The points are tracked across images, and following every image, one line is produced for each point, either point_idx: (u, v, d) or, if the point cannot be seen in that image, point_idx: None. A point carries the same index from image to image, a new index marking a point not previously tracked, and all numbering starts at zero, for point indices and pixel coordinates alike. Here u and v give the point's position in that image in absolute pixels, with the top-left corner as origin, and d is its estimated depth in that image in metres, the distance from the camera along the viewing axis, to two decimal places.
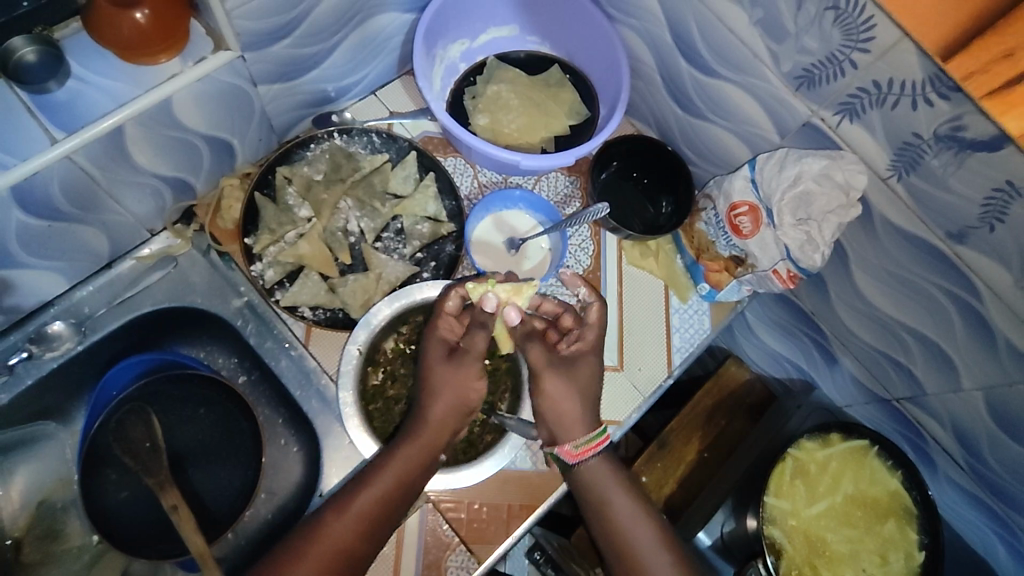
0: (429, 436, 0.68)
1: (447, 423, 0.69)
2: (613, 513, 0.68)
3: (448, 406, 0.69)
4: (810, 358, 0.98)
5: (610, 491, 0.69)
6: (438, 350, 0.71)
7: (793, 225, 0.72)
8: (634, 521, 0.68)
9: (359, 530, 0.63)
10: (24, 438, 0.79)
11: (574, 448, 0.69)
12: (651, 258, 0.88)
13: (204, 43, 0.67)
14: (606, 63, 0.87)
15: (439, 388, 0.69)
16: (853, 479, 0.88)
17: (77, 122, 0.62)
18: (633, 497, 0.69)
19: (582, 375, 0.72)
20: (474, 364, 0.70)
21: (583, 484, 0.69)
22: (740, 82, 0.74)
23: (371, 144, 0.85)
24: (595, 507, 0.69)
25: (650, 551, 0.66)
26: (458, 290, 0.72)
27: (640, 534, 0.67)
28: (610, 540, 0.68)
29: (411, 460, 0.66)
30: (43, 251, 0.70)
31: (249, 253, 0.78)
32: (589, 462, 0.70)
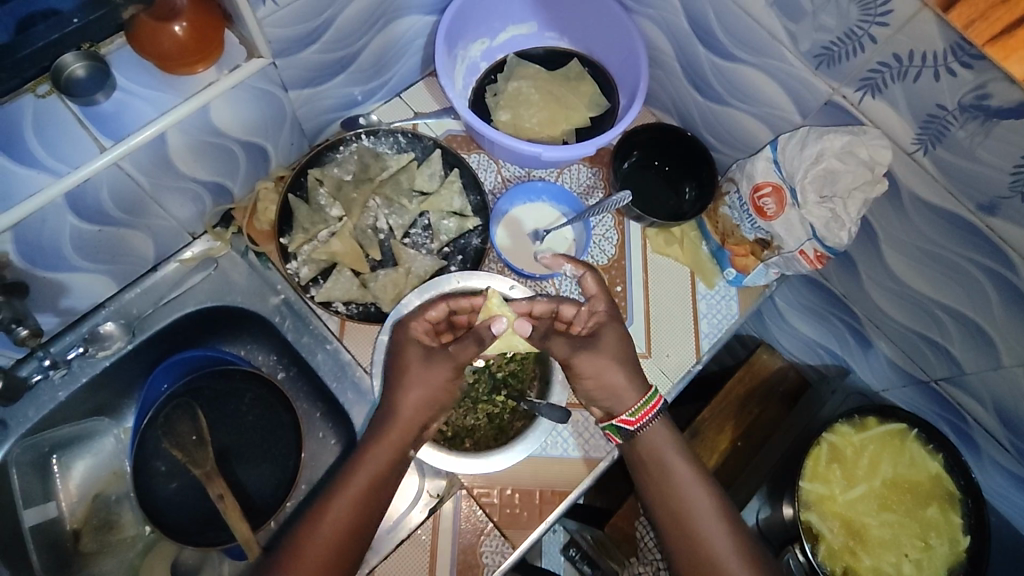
0: (393, 437, 0.68)
1: (411, 421, 0.68)
2: (673, 475, 0.71)
3: (419, 401, 0.68)
4: (843, 342, 0.97)
5: (670, 458, 0.72)
6: (412, 348, 0.71)
7: (817, 203, 0.71)
8: (692, 484, 0.71)
9: (333, 545, 0.64)
10: (79, 435, 0.83)
11: (632, 415, 0.72)
12: (675, 246, 0.88)
13: (237, 52, 0.70)
14: (624, 53, 0.89)
15: (404, 387, 0.69)
16: (892, 462, 0.87)
17: (125, 131, 0.66)
18: (691, 464, 0.72)
19: (608, 345, 0.73)
20: (446, 363, 0.69)
21: (645, 446, 0.72)
22: (760, 65, 0.75)
23: (397, 144, 0.88)
24: (654, 468, 0.72)
25: (708, 515, 0.70)
26: (449, 302, 0.74)
27: (698, 498, 0.70)
28: (668, 502, 0.70)
29: (377, 463, 0.67)
30: (93, 255, 0.74)
31: (284, 252, 0.81)
32: (649, 428, 0.73)
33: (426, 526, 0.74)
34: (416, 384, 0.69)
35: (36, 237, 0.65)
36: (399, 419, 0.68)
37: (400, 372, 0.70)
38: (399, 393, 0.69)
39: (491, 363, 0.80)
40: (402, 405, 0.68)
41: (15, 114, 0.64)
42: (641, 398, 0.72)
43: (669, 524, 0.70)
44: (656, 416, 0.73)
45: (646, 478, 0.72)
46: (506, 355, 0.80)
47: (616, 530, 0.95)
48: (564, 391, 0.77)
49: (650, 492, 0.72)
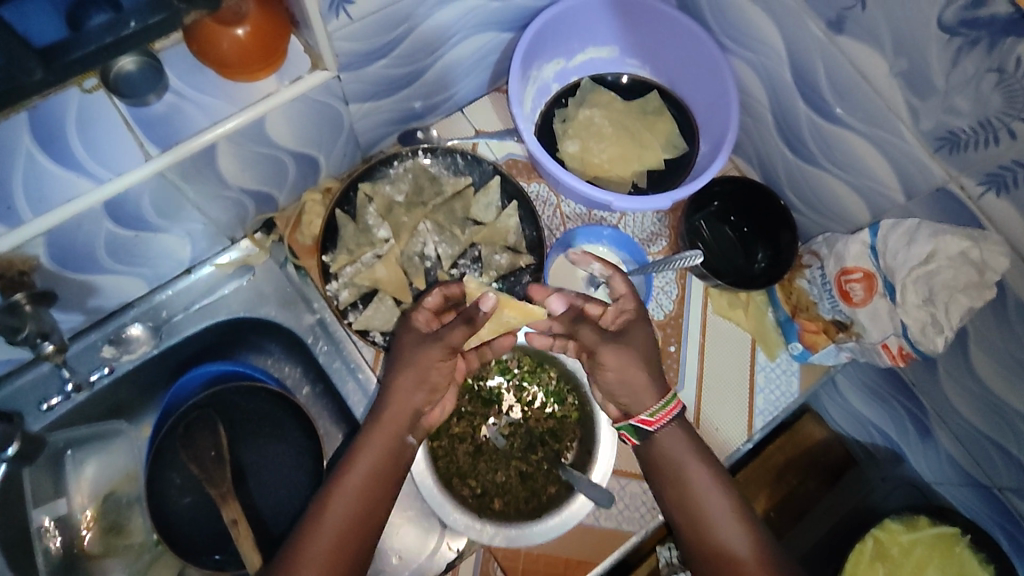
0: (386, 428, 0.63)
1: (404, 409, 0.64)
2: (691, 483, 0.64)
3: (411, 383, 0.64)
4: (901, 428, 0.90)
5: (688, 463, 0.65)
6: (408, 335, 0.67)
7: (917, 306, 0.63)
8: (715, 494, 0.64)
9: (341, 548, 0.59)
10: (96, 434, 0.80)
11: (649, 415, 0.64)
12: (740, 310, 0.82)
13: (300, 60, 0.64)
14: (711, 94, 0.81)
15: (395, 370, 0.64)
16: (940, 566, 0.80)
17: (174, 139, 0.61)
18: (713, 469, 0.65)
19: (636, 340, 0.65)
20: (436, 344, 0.64)
21: (659, 451, 0.66)
22: (868, 135, 0.68)
23: (455, 165, 0.82)
24: (671, 477, 0.65)
25: (731, 525, 0.62)
26: (442, 289, 0.71)
27: (722, 510, 0.63)
28: (689, 512, 0.64)
29: (375, 454, 0.62)
30: (127, 257, 0.69)
31: (325, 272, 0.77)
32: (667, 429, 0.66)
33: None
34: (409, 370, 0.64)
35: (69, 241, 0.61)
36: (394, 410, 0.64)
37: (396, 359, 0.66)
38: (391, 382, 0.64)
39: (529, 417, 0.75)
40: (394, 389, 0.64)
41: (58, 108, 0.59)
42: (663, 399, 0.65)
43: (690, 536, 0.63)
44: (674, 418, 0.66)
45: (664, 483, 0.66)
46: (547, 411, 0.75)
47: None
48: (610, 464, 0.70)
49: (669, 499, 0.66)
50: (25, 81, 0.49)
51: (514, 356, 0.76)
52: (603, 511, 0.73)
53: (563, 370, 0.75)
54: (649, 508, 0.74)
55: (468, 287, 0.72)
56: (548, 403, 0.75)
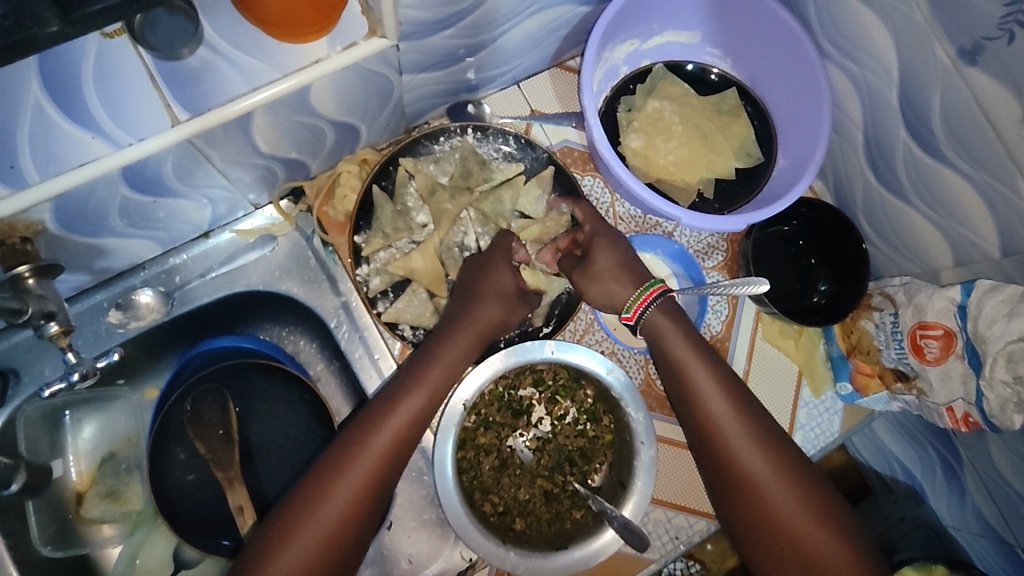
0: (461, 341, 0.64)
1: (479, 333, 0.65)
2: (686, 369, 0.62)
3: (494, 319, 0.66)
4: (928, 471, 0.87)
5: (676, 345, 0.63)
6: (497, 271, 0.68)
7: (1004, 382, 0.58)
8: (704, 372, 0.62)
9: (394, 448, 0.58)
10: (93, 395, 0.75)
11: (626, 311, 0.66)
12: (790, 339, 0.77)
13: (355, 23, 0.56)
14: (798, 103, 0.74)
15: (482, 302, 0.66)
16: None
17: (204, 103, 0.53)
18: (705, 356, 0.63)
19: (601, 254, 0.68)
20: (522, 303, 0.69)
21: (648, 336, 0.65)
22: (975, 180, 0.61)
23: (507, 149, 0.75)
24: (667, 363, 0.63)
25: (727, 414, 0.60)
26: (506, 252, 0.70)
27: (715, 402, 0.61)
28: (686, 403, 0.62)
29: (444, 368, 0.63)
30: (140, 222, 0.62)
31: (356, 254, 0.71)
32: (653, 311, 0.65)
33: None
34: (497, 300, 0.67)
35: (80, 207, 0.54)
36: (472, 329, 0.65)
37: (479, 285, 0.68)
38: (472, 306, 0.66)
39: (559, 433, 0.71)
40: (476, 316, 0.66)
41: (72, 55, 0.50)
42: (636, 288, 0.66)
43: (690, 424, 0.62)
44: (658, 300, 0.65)
45: (662, 369, 0.64)
46: (578, 428, 0.71)
47: None
48: (645, 500, 0.64)
49: (671, 390, 0.64)
50: (39, 32, 0.41)
51: (549, 368, 0.71)
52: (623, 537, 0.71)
53: (601, 389, 0.69)
54: (670, 538, 0.72)
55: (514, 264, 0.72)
56: (581, 420, 0.71)
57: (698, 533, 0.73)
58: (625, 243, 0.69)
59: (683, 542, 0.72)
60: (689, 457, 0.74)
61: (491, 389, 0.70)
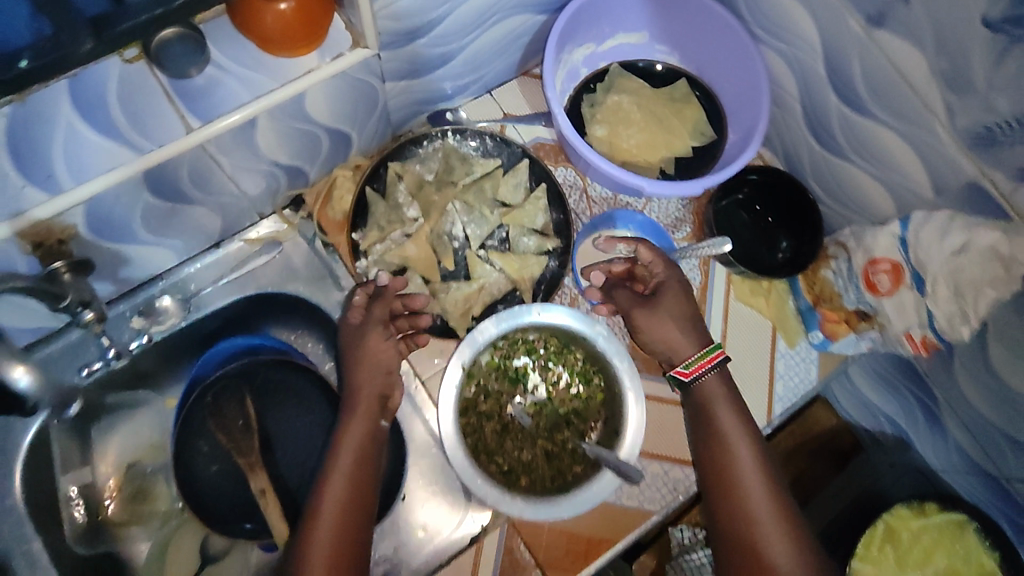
0: (358, 410, 0.67)
1: (369, 391, 0.68)
2: (723, 431, 0.68)
3: (369, 374, 0.69)
4: (911, 416, 0.93)
5: (719, 410, 0.69)
6: (351, 334, 0.72)
7: (946, 296, 0.64)
8: (741, 441, 0.67)
9: (342, 525, 0.60)
10: (119, 403, 0.81)
11: (684, 366, 0.71)
12: (761, 297, 0.84)
13: (341, 38, 0.64)
14: (740, 84, 0.82)
15: (355, 365, 0.70)
16: (947, 553, 0.83)
17: (215, 112, 0.61)
18: (745, 425, 0.69)
19: (669, 304, 0.73)
20: (380, 331, 0.71)
21: (697, 400, 0.71)
22: (900, 130, 0.68)
23: (484, 147, 0.83)
24: (704, 422, 0.69)
25: (754, 480, 0.65)
26: (363, 288, 0.74)
27: (748, 473, 0.66)
28: (714, 457, 0.67)
29: (357, 438, 0.65)
30: (159, 230, 0.70)
31: (355, 249, 0.78)
32: (708, 377, 0.71)
33: (467, 556, 0.72)
34: (361, 359, 0.70)
35: (108, 212, 0.61)
36: (356, 395, 0.68)
37: (349, 355, 0.71)
38: (352, 373, 0.69)
39: (554, 397, 0.76)
40: (355, 382, 0.69)
41: (98, 79, 0.59)
42: (701, 351, 0.72)
43: (713, 479, 0.67)
44: (716, 367, 0.71)
45: (697, 425, 0.70)
46: (572, 392, 0.76)
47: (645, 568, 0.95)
48: (637, 444, 0.72)
49: (701, 447, 0.69)
50: (76, 48, 0.49)
51: (541, 338, 0.77)
52: (625, 490, 0.75)
53: (590, 351, 0.76)
54: (670, 489, 0.77)
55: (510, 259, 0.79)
56: (574, 383, 0.77)
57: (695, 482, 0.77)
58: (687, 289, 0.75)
59: (682, 491, 0.77)
60: (677, 411, 0.79)
61: (488, 360, 0.75)
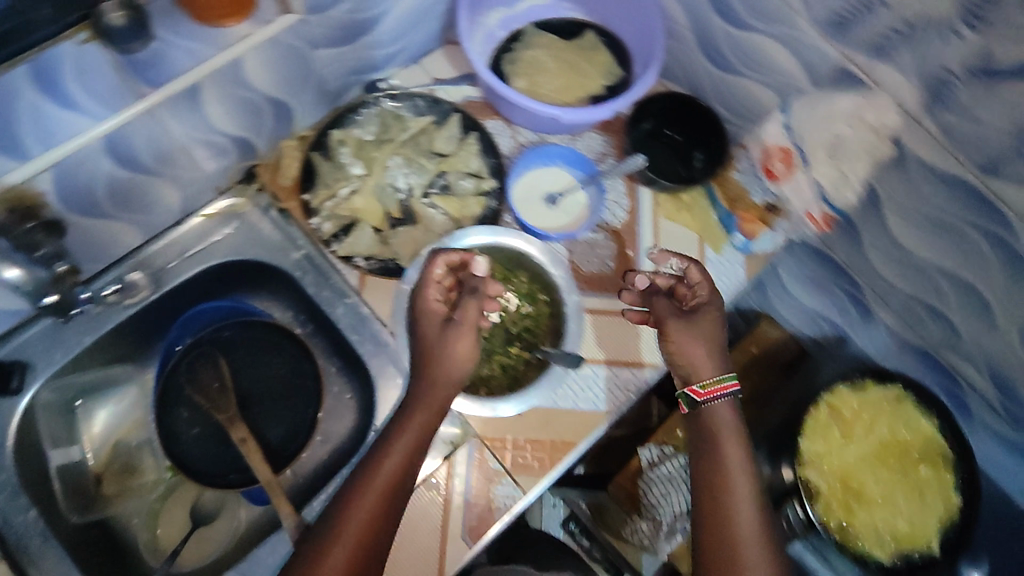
0: (418, 419, 0.68)
1: (438, 397, 0.69)
2: (724, 456, 0.71)
3: (447, 376, 0.69)
4: (844, 312, 1.00)
5: (727, 440, 0.72)
6: (427, 320, 0.71)
7: (826, 162, 0.78)
8: (740, 473, 0.71)
9: (367, 532, 0.63)
10: (102, 381, 0.85)
11: (699, 386, 0.74)
12: (685, 212, 0.91)
13: (270, 8, 0.73)
14: (638, 24, 0.92)
15: (431, 361, 0.69)
16: (888, 423, 0.89)
17: (162, 78, 0.68)
18: (747, 454, 0.72)
19: (707, 327, 0.76)
20: (465, 332, 0.70)
21: (705, 422, 0.73)
22: (773, 33, 0.77)
23: (417, 107, 0.90)
24: (707, 443, 0.72)
25: (746, 506, 0.69)
26: (445, 258, 0.73)
27: (742, 500, 0.69)
28: (712, 480, 0.70)
29: (408, 446, 0.67)
30: (123, 203, 0.76)
31: (307, 208, 0.84)
32: (719, 404, 0.74)
33: (440, 472, 0.77)
34: (430, 352, 0.69)
35: (73, 178, 0.68)
36: (429, 401, 0.68)
37: (417, 343, 0.71)
38: (420, 374, 0.70)
39: (506, 319, 0.82)
40: (432, 383, 0.69)
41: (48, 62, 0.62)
42: (718, 375, 0.74)
43: (704, 494, 0.71)
44: (729, 397, 0.74)
45: (699, 446, 0.73)
46: (522, 312, 0.82)
47: (620, 488, 0.98)
48: (578, 338, 0.81)
49: (699, 467, 0.72)
50: None
51: (487, 266, 0.84)
52: (582, 393, 0.81)
53: (533, 271, 0.83)
54: (621, 390, 0.83)
55: (450, 201, 0.87)
56: (523, 303, 0.83)
57: (645, 380, 0.83)
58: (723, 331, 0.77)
59: (633, 390, 0.83)
60: (620, 319, 0.86)
61: None
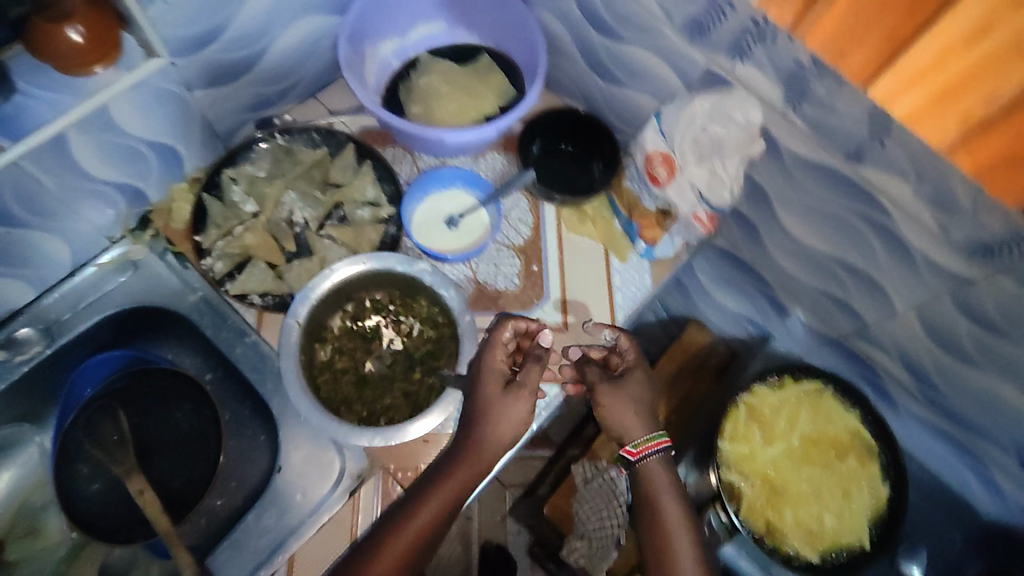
0: (460, 477, 0.67)
1: (481, 461, 0.67)
2: (661, 514, 0.71)
3: (496, 444, 0.68)
4: (763, 311, 1.00)
5: (663, 495, 0.72)
6: (492, 374, 0.70)
7: (696, 164, 0.77)
8: (681, 531, 0.70)
9: None
10: (1, 442, 0.83)
11: (632, 446, 0.74)
12: (589, 224, 0.91)
13: (137, 54, 0.72)
14: (525, 44, 0.93)
15: (489, 419, 0.68)
16: (810, 418, 0.88)
17: (25, 131, 0.68)
18: (685, 508, 0.72)
19: (634, 388, 0.77)
20: (522, 396, 0.69)
21: (639, 478, 0.74)
22: (643, 42, 0.79)
23: (312, 141, 0.89)
24: (647, 500, 0.72)
25: (693, 569, 0.68)
26: (513, 323, 0.74)
27: (682, 560, 0.68)
28: (655, 544, 0.70)
29: (440, 504, 0.66)
30: (4, 259, 0.75)
31: (199, 249, 0.83)
32: (651, 461, 0.74)
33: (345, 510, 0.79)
34: (521, 402, 0.69)
35: None
36: (478, 457, 0.67)
37: (478, 402, 0.69)
38: (475, 429, 0.68)
39: (407, 345, 0.81)
40: (485, 439, 0.67)
41: None
42: (649, 433, 0.75)
43: (650, 552, 0.70)
44: (660, 453, 0.74)
45: (639, 504, 0.73)
46: (423, 337, 0.81)
47: (555, 508, 0.96)
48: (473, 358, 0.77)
49: (641, 522, 0.72)
50: None
51: (386, 293, 0.82)
52: None
53: (432, 295, 0.81)
54: (528, 407, 0.82)
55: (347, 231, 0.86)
56: (423, 328, 0.81)
57: (552, 397, 0.83)
58: (648, 390, 0.79)
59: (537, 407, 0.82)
60: None
61: (338, 323, 0.81)
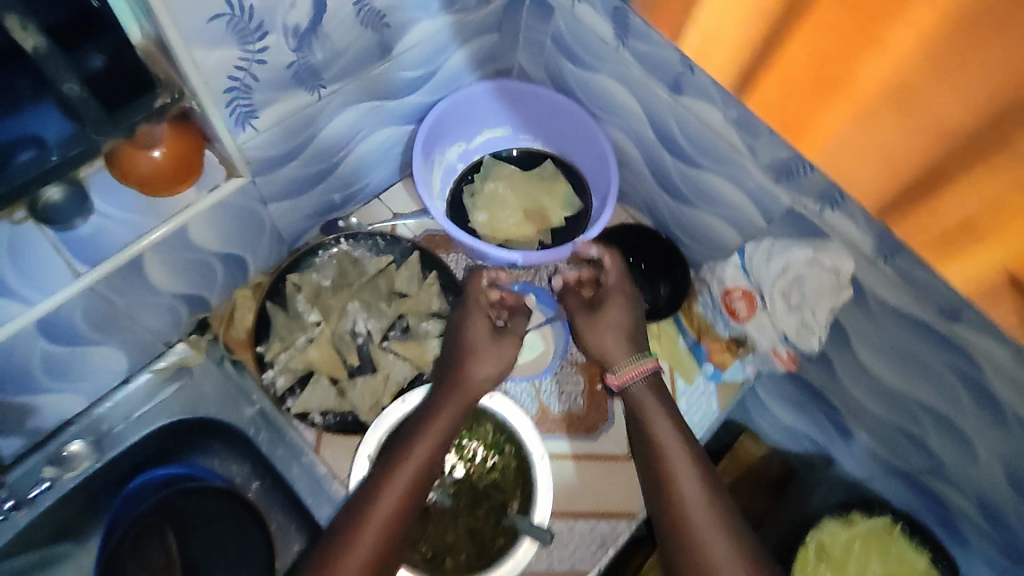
0: (447, 414, 0.72)
1: (465, 397, 0.74)
2: (659, 447, 0.70)
3: (481, 376, 0.75)
4: (825, 432, 0.98)
5: (654, 412, 0.72)
6: (472, 327, 0.78)
7: (788, 311, 0.78)
8: (676, 442, 0.70)
9: (386, 535, 0.64)
10: (40, 561, 0.81)
11: (615, 373, 0.76)
12: (654, 343, 0.89)
13: (216, 171, 0.71)
14: (595, 156, 0.93)
15: (470, 359, 0.76)
16: (880, 559, 0.85)
17: (101, 256, 0.65)
18: (684, 438, 0.70)
19: (613, 313, 0.79)
20: (512, 343, 0.78)
21: (628, 399, 0.75)
22: (722, 172, 0.78)
23: (376, 247, 0.88)
24: (640, 438, 0.73)
25: (689, 473, 0.67)
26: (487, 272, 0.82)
27: (686, 470, 0.67)
28: (654, 469, 0.69)
29: (430, 445, 0.70)
30: (62, 376, 0.72)
31: (261, 362, 0.81)
32: (635, 388, 0.74)
33: None
34: (492, 355, 0.77)
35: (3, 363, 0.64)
36: (462, 388, 0.74)
37: (461, 339, 0.77)
38: (459, 369, 0.75)
39: (472, 473, 0.79)
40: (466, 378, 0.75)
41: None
42: (634, 356, 0.76)
43: (650, 488, 0.69)
44: (649, 377, 0.74)
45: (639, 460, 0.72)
46: (488, 465, 0.79)
47: None
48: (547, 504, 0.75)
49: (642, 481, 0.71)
50: None
51: None
52: (555, 554, 0.77)
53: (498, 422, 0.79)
54: (597, 545, 0.79)
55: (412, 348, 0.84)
56: (489, 456, 0.79)
57: (622, 532, 0.80)
58: (636, 309, 0.80)
59: (610, 544, 0.79)
60: (591, 464, 0.83)
61: None
